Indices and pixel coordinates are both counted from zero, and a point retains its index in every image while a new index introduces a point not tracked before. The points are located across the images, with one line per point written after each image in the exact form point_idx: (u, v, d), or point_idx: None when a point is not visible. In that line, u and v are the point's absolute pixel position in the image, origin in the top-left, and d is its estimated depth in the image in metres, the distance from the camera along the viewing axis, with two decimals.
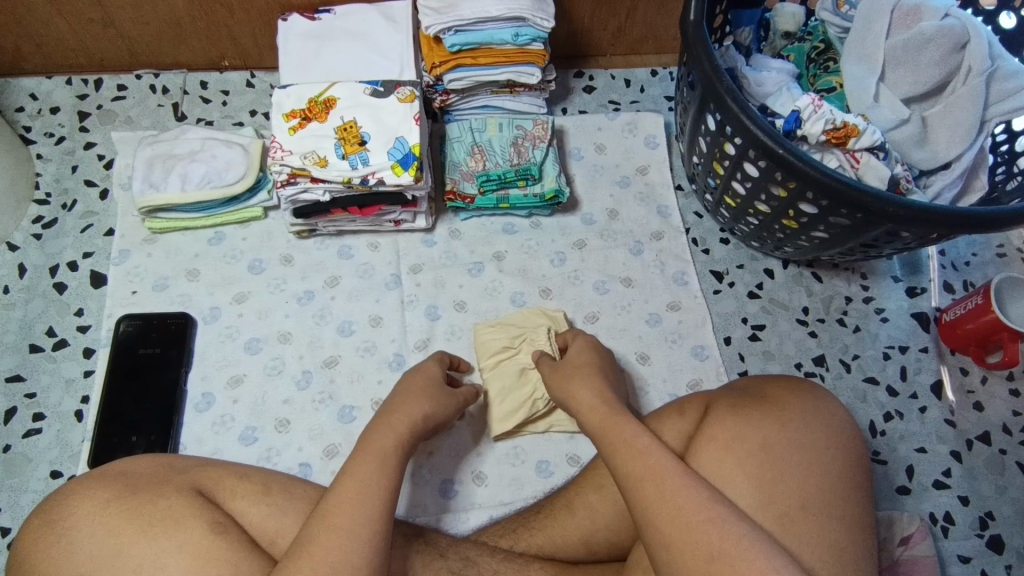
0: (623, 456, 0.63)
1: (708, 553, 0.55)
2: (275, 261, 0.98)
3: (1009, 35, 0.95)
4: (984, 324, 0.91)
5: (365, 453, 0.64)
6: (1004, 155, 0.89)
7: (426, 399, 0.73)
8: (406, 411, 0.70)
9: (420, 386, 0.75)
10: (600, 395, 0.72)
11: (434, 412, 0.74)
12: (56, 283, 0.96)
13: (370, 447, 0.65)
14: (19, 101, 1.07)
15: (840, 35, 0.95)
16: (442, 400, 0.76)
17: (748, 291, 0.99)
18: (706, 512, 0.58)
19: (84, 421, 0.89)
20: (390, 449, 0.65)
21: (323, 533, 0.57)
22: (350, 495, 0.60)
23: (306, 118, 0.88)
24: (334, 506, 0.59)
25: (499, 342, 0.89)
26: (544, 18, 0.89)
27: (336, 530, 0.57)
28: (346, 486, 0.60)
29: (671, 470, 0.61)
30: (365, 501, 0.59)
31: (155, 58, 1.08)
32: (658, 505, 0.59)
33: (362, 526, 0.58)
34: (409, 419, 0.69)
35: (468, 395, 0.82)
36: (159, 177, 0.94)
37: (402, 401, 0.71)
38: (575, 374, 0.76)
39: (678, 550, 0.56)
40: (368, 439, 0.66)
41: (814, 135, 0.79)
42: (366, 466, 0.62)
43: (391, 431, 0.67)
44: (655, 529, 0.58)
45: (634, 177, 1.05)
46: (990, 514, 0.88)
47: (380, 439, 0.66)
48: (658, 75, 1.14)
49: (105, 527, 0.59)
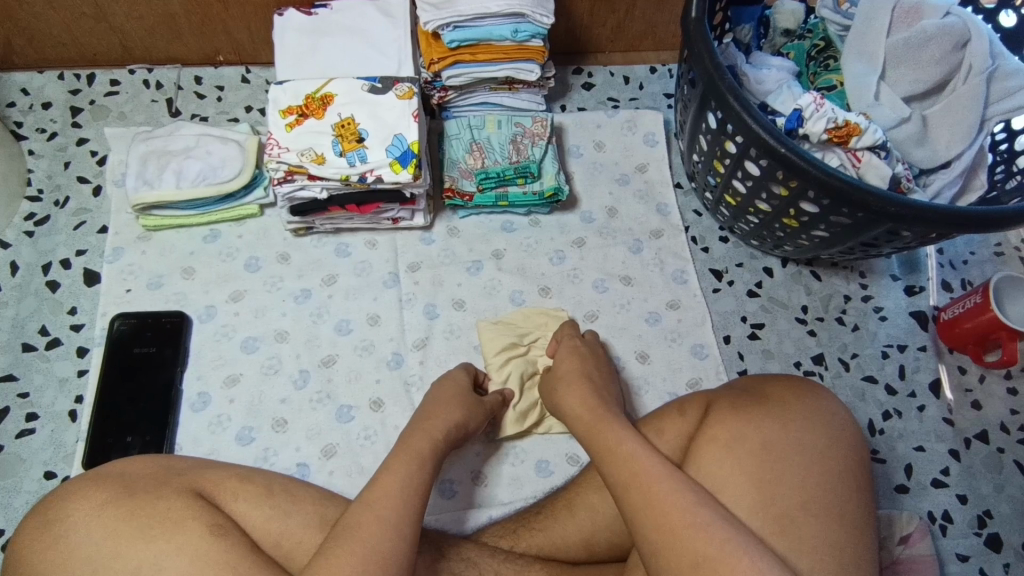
0: (618, 458, 0.63)
1: (696, 557, 0.55)
2: (271, 259, 0.97)
3: (1009, 32, 0.95)
4: (982, 323, 0.91)
5: (405, 454, 0.64)
6: (1003, 154, 0.89)
7: (455, 406, 0.74)
8: (438, 418, 0.71)
9: (449, 395, 0.76)
10: (601, 404, 0.72)
11: (468, 416, 0.75)
12: (48, 281, 0.95)
13: (408, 450, 0.65)
14: (10, 96, 1.05)
15: (840, 32, 0.94)
16: (470, 406, 0.77)
17: (747, 290, 0.99)
18: (693, 517, 0.57)
19: (78, 421, 0.87)
20: (422, 454, 0.65)
21: (366, 520, 0.57)
22: (387, 489, 0.60)
23: (302, 114, 0.86)
24: (379, 500, 0.59)
25: (513, 342, 0.89)
26: (544, 14, 0.88)
27: (377, 517, 0.57)
28: (385, 480, 0.61)
29: (666, 472, 0.60)
30: (408, 492, 0.60)
31: (148, 52, 1.07)
32: (651, 506, 0.59)
33: (404, 516, 0.58)
34: (444, 425, 0.71)
35: (494, 402, 0.82)
36: (153, 174, 0.93)
37: (434, 412, 0.72)
38: (578, 381, 0.76)
39: (671, 554, 0.56)
40: (407, 440, 0.67)
41: (816, 133, 0.79)
42: (398, 467, 0.62)
43: (429, 436, 0.68)
44: (650, 531, 0.58)
45: (634, 175, 1.04)
46: (987, 513, 0.89)
47: (416, 443, 0.66)
48: (658, 71, 1.13)
49: (103, 529, 0.58)
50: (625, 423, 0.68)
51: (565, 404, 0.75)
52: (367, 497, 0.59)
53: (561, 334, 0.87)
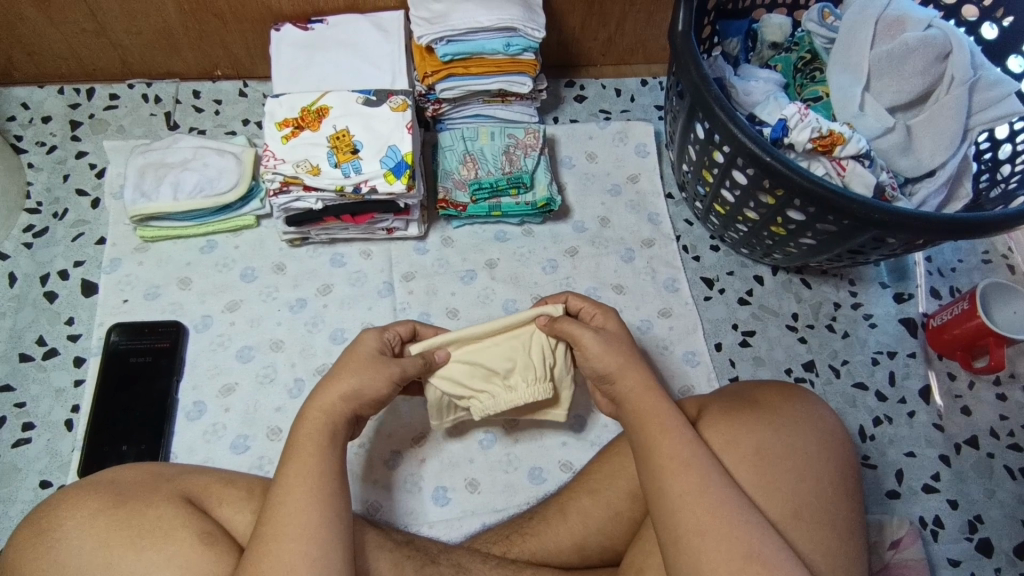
0: (653, 442, 0.62)
1: (745, 551, 0.56)
2: (267, 269, 0.98)
3: (990, 45, 0.97)
4: (969, 329, 0.92)
5: (296, 459, 0.59)
6: (987, 162, 0.93)
7: (352, 378, 0.65)
8: (328, 397, 0.63)
9: (343, 365, 0.65)
10: (642, 377, 0.66)
11: (375, 381, 0.65)
12: (46, 292, 0.96)
13: (297, 461, 0.59)
14: (11, 110, 1.07)
15: (826, 45, 0.96)
16: (374, 371, 0.66)
17: (738, 298, 1.00)
18: (730, 514, 0.58)
19: (74, 430, 0.88)
20: (315, 460, 0.59)
21: (274, 533, 0.55)
22: (295, 492, 0.57)
23: (298, 127, 0.88)
24: (277, 522, 0.56)
25: (546, 335, 0.75)
26: (535, 28, 0.90)
27: (286, 533, 0.55)
28: (282, 499, 0.57)
29: (700, 464, 0.60)
30: (309, 498, 0.57)
31: (148, 67, 1.08)
32: (693, 497, 0.58)
33: (305, 535, 0.55)
34: (329, 410, 0.63)
35: (414, 367, 0.69)
36: (150, 186, 0.94)
37: (342, 398, 0.63)
38: (619, 354, 0.68)
39: (713, 546, 0.56)
40: (296, 441, 0.61)
41: (801, 143, 0.81)
42: (302, 476, 0.58)
43: (314, 424, 0.62)
44: (687, 523, 0.57)
45: (625, 185, 1.06)
46: (978, 518, 0.89)
47: (303, 444, 0.60)
48: (648, 84, 1.16)
49: (93, 539, 0.59)
50: (664, 401, 0.64)
51: (600, 369, 0.68)
52: (277, 509, 0.56)
53: (582, 311, 0.75)
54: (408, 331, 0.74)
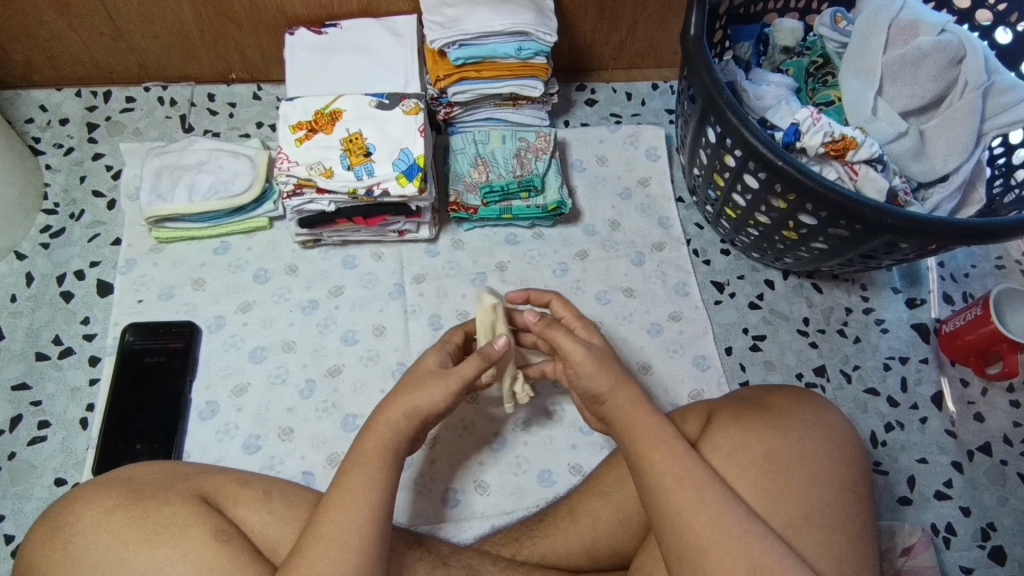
0: (660, 452, 0.61)
1: (752, 562, 0.56)
2: (280, 270, 0.99)
3: (1004, 49, 0.97)
4: (983, 335, 0.91)
5: (360, 470, 0.60)
6: (1001, 167, 0.92)
7: None
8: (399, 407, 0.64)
9: (410, 379, 0.66)
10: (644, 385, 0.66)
11: (432, 397, 0.64)
12: (63, 292, 0.97)
13: (360, 471, 0.60)
14: (29, 113, 1.09)
15: (839, 50, 0.95)
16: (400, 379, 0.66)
17: (749, 302, 1.00)
18: (737, 525, 0.58)
19: (88, 429, 0.89)
20: (381, 472, 0.60)
21: (327, 541, 0.56)
22: (358, 504, 0.58)
23: (312, 130, 0.89)
24: (334, 530, 0.56)
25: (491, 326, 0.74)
26: (547, 33, 0.91)
27: (343, 543, 0.55)
28: (343, 508, 0.57)
29: (707, 474, 0.60)
30: (361, 509, 0.57)
31: (163, 71, 1.10)
32: (697, 509, 0.58)
33: (361, 550, 0.56)
34: (400, 419, 0.63)
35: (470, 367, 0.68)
36: (166, 188, 0.95)
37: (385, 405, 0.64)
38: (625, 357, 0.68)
39: (716, 554, 0.57)
40: (358, 452, 0.61)
41: (814, 146, 0.81)
42: (353, 486, 0.59)
43: (378, 437, 0.62)
44: (693, 533, 0.58)
45: (635, 188, 1.06)
46: (992, 525, 0.88)
47: (371, 456, 0.61)
48: (659, 88, 1.16)
49: (109, 536, 0.59)
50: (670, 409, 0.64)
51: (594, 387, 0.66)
52: (330, 519, 0.57)
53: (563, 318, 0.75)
54: (462, 339, 0.74)
